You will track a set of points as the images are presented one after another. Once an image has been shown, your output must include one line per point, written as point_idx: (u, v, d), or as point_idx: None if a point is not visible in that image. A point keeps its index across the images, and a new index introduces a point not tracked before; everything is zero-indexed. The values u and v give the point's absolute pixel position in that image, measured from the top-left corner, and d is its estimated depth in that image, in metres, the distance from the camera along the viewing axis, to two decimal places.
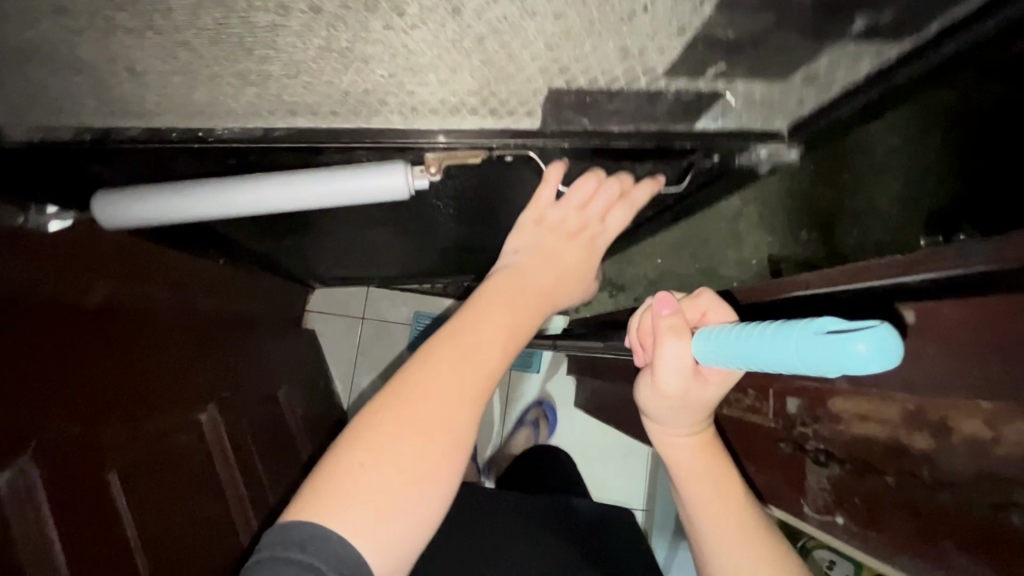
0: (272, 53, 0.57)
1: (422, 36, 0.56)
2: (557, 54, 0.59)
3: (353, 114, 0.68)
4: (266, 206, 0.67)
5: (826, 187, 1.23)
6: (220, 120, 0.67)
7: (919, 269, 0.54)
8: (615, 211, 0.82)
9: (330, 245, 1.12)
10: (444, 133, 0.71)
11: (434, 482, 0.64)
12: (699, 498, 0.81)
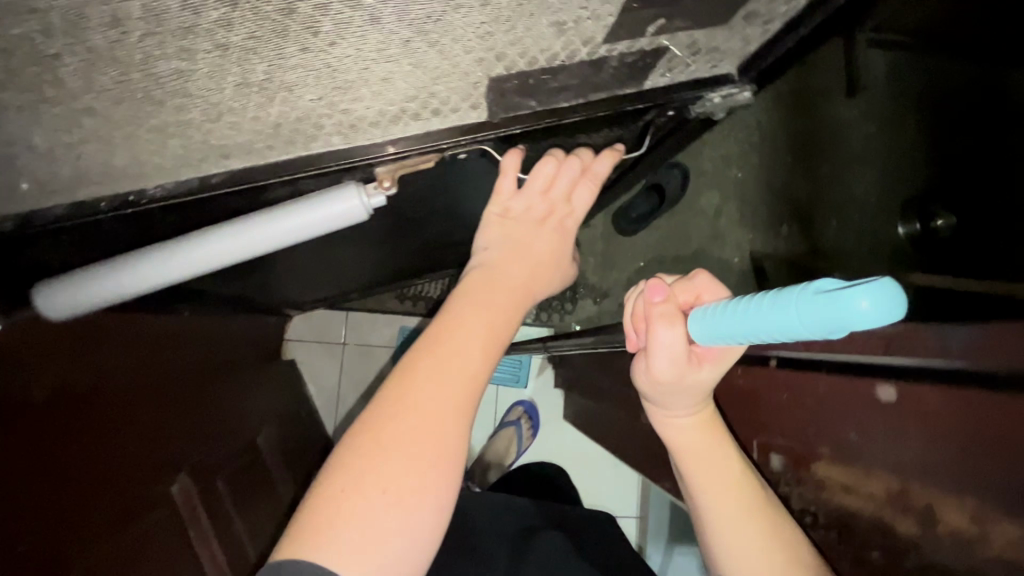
0: (183, 102, 0.42)
1: (346, 49, 0.41)
2: (489, 39, 0.46)
3: (280, 147, 0.52)
4: (225, 254, 0.54)
5: (805, 177, 1.31)
6: (150, 180, 0.51)
7: (900, 350, 0.49)
8: (582, 186, 0.76)
9: (308, 267, 0.99)
10: (393, 142, 0.57)
11: (431, 499, 0.55)
12: (701, 490, 0.67)
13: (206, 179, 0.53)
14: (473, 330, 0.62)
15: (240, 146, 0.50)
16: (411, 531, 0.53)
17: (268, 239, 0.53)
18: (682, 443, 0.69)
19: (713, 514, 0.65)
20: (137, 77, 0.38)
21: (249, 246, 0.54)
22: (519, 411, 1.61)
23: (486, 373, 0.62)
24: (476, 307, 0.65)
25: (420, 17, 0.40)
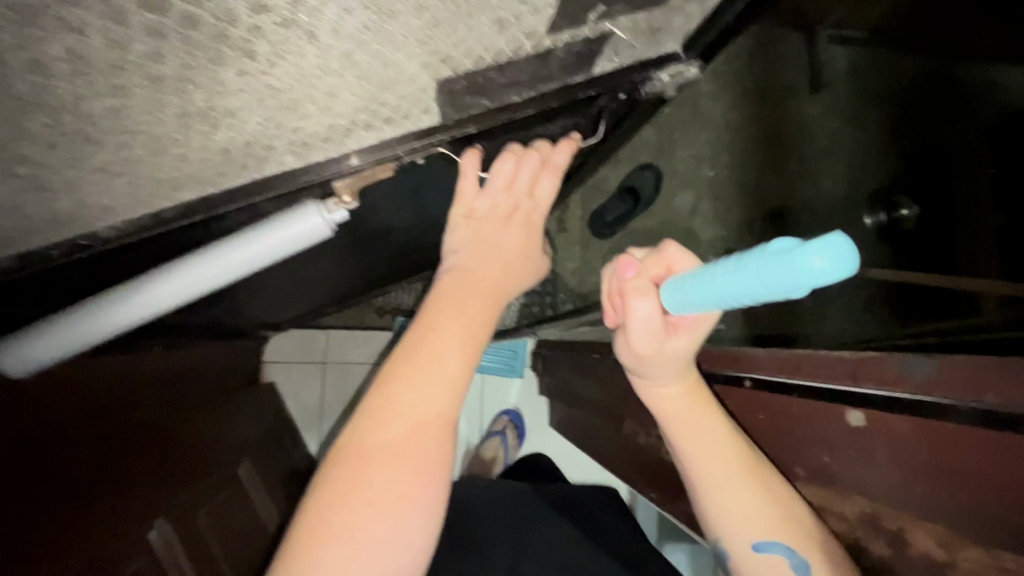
0: (122, 141, 0.40)
1: (287, 69, 0.40)
2: (430, 45, 0.46)
3: (230, 173, 0.50)
4: (196, 291, 0.56)
5: (772, 174, 1.32)
6: (95, 227, 0.48)
7: (863, 380, 0.53)
8: (545, 177, 0.74)
9: (277, 288, 0.95)
10: (355, 154, 0.57)
11: (418, 503, 0.57)
12: (693, 470, 0.67)
13: (159, 212, 0.51)
14: (446, 333, 0.62)
15: (188, 177, 0.48)
16: (402, 530, 0.55)
17: (233, 269, 0.56)
18: (672, 425, 0.68)
19: (707, 491, 0.66)
20: (69, 118, 0.36)
21: (217, 275, 0.56)
22: (504, 420, 1.58)
23: (465, 377, 0.62)
24: (452, 313, 0.63)
25: (357, 31, 0.40)
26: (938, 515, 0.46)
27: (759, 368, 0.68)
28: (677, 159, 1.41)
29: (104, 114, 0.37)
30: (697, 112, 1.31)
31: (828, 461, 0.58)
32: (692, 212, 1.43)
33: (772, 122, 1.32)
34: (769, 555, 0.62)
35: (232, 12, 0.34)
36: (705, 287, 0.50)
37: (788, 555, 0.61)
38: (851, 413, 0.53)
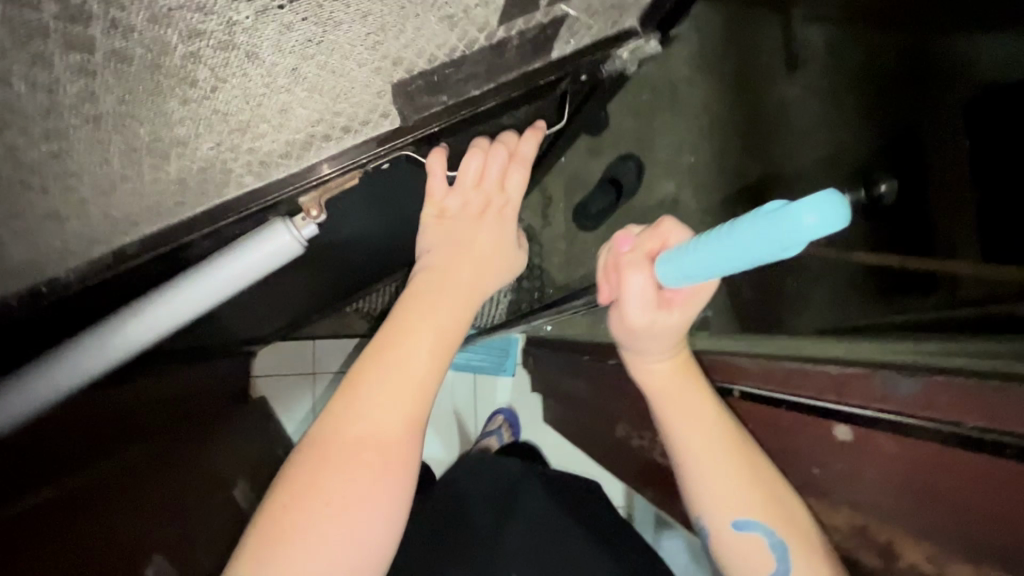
0: (72, 169, 0.42)
1: (232, 92, 0.42)
2: (383, 50, 0.45)
3: (190, 199, 0.48)
4: (163, 324, 0.52)
5: (751, 158, 1.32)
6: (54, 266, 0.47)
7: (850, 398, 0.49)
8: (513, 171, 0.66)
9: (248, 319, 0.86)
10: (326, 160, 0.52)
11: (377, 510, 0.52)
12: (685, 451, 0.59)
13: (121, 249, 0.49)
14: (417, 343, 0.56)
15: (148, 210, 0.47)
16: (359, 537, 0.51)
17: (203, 300, 0.52)
18: (665, 404, 0.60)
19: (700, 472, 0.58)
20: (30, 146, 0.39)
21: (185, 308, 0.52)
22: (499, 419, 1.38)
23: (434, 385, 0.56)
24: (422, 313, 0.58)
25: (298, 43, 0.41)
26: (923, 521, 0.44)
27: (748, 374, 0.63)
28: (658, 148, 1.33)
29: (49, 156, 0.40)
30: (675, 97, 1.32)
31: (817, 472, 0.56)
32: (675, 199, 1.34)
33: (752, 105, 1.30)
34: (749, 536, 0.57)
35: (165, 41, 0.36)
36: (694, 259, 0.45)
37: (767, 535, 0.55)
38: (836, 426, 0.50)
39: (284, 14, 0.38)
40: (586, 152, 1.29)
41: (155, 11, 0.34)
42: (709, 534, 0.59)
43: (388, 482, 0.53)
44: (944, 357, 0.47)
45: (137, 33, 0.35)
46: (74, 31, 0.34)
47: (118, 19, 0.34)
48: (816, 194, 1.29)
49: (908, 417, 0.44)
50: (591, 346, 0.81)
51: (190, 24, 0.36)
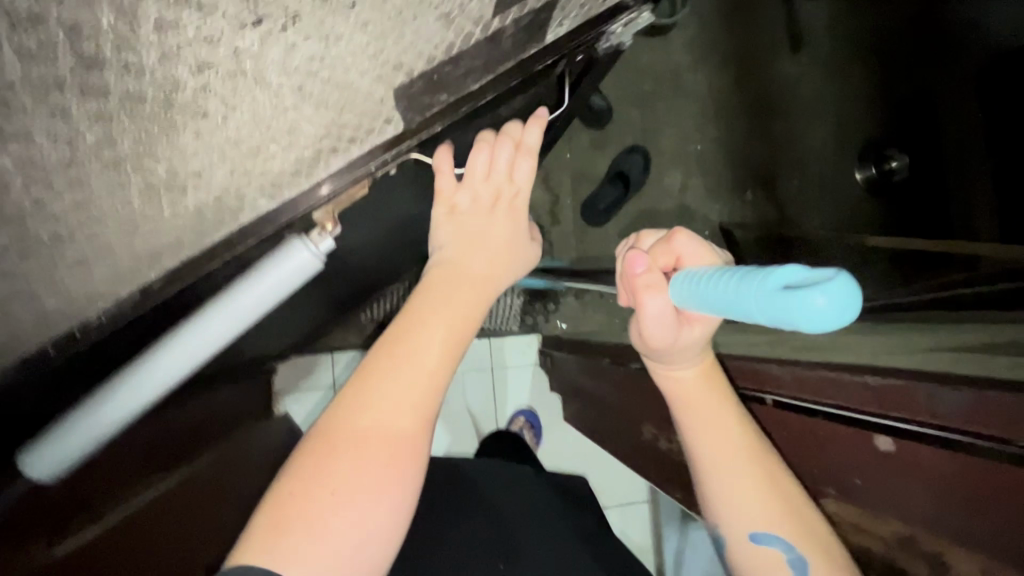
0: (93, 218, 0.41)
1: (242, 118, 0.39)
2: (383, 55, 0.41)
3: (212, 229, 0.45)
4: (182, 370, 0.48)
5: (761, 141, 1.27)
6: (85, 309, 0.47)
7: (892, 411, 0.39)
8: (522, 159, 0.55)
9: (262, 345, 0.82)
10: (325, 181, 0.46)
11: (383, 511, 0.40)
12: (695, 440, 0.48)
13: (144, 291, 0.47)
14: (427, 342, 0.45)
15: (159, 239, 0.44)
16: (356, 549, 0.39)
17: (218, 336, 0.47)
18: (676, 392, 0.50)
19: (718, 471, 0.47)
20: (54, 199, 0.39)
21: (201, 348, 0.47)
22: (519, 421, 1.19)
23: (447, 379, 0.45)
24: (439, 305, 0.47)
25: (304, 62, 0.38)
26: (959, 532, 0.35)
27: (779, 384, 0.49)
28: (664, 137, 1.25)
29: (72, 207, 0.40)
30: (677, 85, 1.25)
31: (859, 485, 0.43)
32: (682, 189, 1.26)
33: (757, 88, 1.26)
34: (764, 546, 0.46)
35: (177, 79, 0.35)
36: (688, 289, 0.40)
37: (785, 549, 0.45)
38: (878, 436, 0.40)
39: (286, 37, 0.36)
40: (589, 146, 1.23)
41: (163, 49, 0.34)
42: (724, 542, 0.48)
43: (398, 475, 0.41)
44: (973, 354, 0.38)
45: (146, 72, 0.34)
46: (87, 78, 0.33)
47: (128, 62, 0.33)
48: (825, 174, 1.27)
49: (958, 436, 0.35)
50: (612, 348, 0.79)
51: (198, 56, 0.35)
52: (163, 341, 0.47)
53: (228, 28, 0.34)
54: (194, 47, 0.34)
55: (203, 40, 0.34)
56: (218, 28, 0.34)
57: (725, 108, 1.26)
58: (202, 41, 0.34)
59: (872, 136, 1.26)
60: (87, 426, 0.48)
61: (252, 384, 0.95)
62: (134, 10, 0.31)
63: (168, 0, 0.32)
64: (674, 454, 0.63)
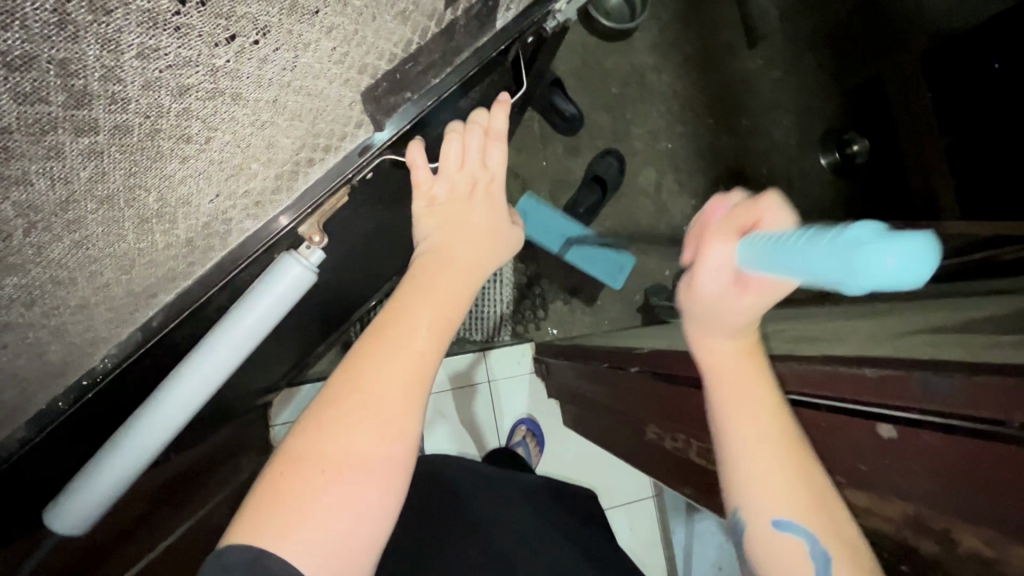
0: (91, 255, 0.34)
1: (224, 139, 0.33)
2: (349, 59, 0.36)
3: (201, 257, 0.42)
4: (190, 407, 0.45)
5: (728, 134, 1.30)
6: (92, 355, 0.44)
7: (893, 400, 0.34)
8: (492, 146, 0.54)
9: (257, 383, 0.79)
10: (284, 212, 0.44)
11: (373, 490, 0.39)
12: (726, 408, 0.44)
13: (149, 326, 0.45)
14: (414, 327, 0.44)
15: (164, 281, 0.42)
16: (346, 529, 0.38)
17: (227, 364, 0.45)
18: (714, 362, 0.46)
19: (751, 442, 0.42)
20: (53, 242, 0.31)
21: (212, 380, 0.45)
22: (521, 430, 1.20)
23: (435, 367, 0.45)
24: (427, 289, 0.47)
25: (277, 75, 0.32)
26: (965, 516, 0.30)
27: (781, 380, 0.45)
28: (634, 137, 1.28)
29: (70, 247, 0.32)
30: (642, 86, 1.28)
31: (865, 472, 0.38)
32: (657, 187, 1.29)
33: (717, 82, 1.30)
34: (787, 537, 0.40)
35: (160, 105, 0.28)
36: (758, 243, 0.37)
37: (808, 541, 0.39)
38: (878, 422, 0.35)
39: (259, 50, 0.30)
40: (563, 151, 1.25)
41: (147, 77, 0.26)
42: (744, 527, 0.42)
43: (391, 473, 0.41)
44: (958, 343, 0.34)
45: (133, 103, 0.27)
46: (78, 116, 0.26)
47: (115, 93, 0.26)
48: (792, 160, 1.31)
49: (951, 420, 0.30)
50: (608, 352, 0.81)
51: (179, 79, 0.27)
52: (167, 379, 0.45)
53: (202, 48, 0.27)
54: (177, 70, 0.27)
55: (183, 61, 0.27)
56: (195, 49, 0.27)
57: (688, 103, 1.29)
58: (180, 64, 0.27)
59: (832, 124, 1.31)
60: (98, 487, 0.44)
61: (249, 421, 0.92)
62: (117, 40, 0.24)
63: (147, 23, 0.24)
64: (681, 453, 0.64)
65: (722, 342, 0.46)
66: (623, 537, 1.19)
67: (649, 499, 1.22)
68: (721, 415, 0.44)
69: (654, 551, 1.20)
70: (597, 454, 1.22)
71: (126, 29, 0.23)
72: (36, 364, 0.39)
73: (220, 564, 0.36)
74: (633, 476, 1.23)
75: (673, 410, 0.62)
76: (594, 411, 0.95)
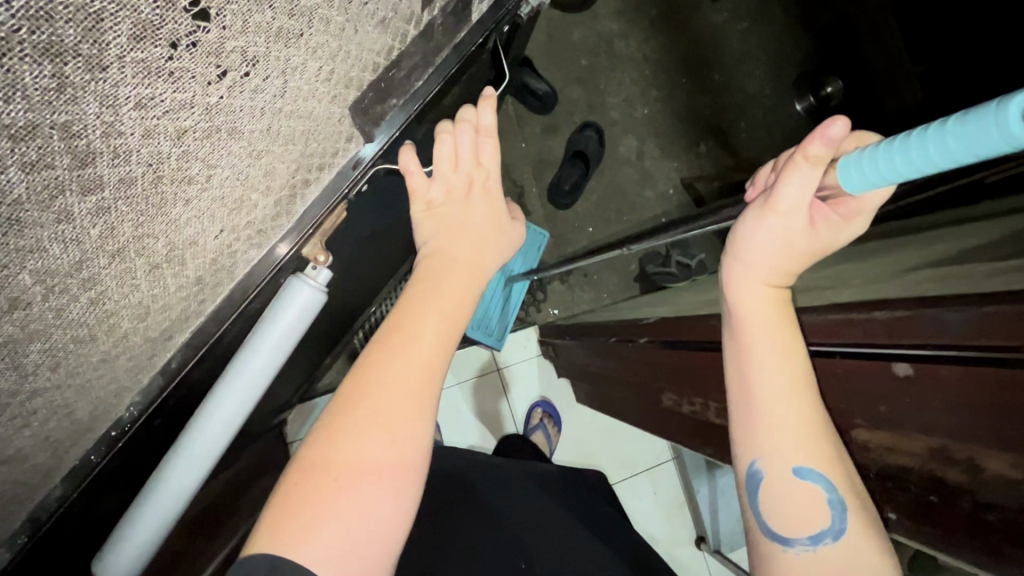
0: (107, 309, 0.34)
1: (225, 174, 0.34)
2: (335, 75, 0.38)
3: (212, 293, 0.42)
4: (220, 441, 0.45)
5: (703, 92, 1.30)
6: (118, 406, 0.43)
7: (904, 339, 0.34)
8: (484, 143, 0.52)
9: (274, 404, 0.79)
10: (282, 239, 0.45)
11: (388, 494, 0.40)
12: (756, 351, 0.41)
13: (168, 368, 0.45)
14: (420, 331, 0.45)
15: (178, 321, 0.41)
16: (360, 535, 0.38)
17: (252, 393, 0.45)
18: (742, 296, 0.43)
19: (786, 389, 0.40)
20: (70, 303, 0.31)
21: (238, 410, 0.45)
22: (537, 412, 1.21)
23: (444, 369, 0.45)
24: (429, 292, 0.47)
25: (269, 103, 0.34)
26: (975, 440, 0.31)
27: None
28: (611, 108, 1.27)
29: (86, 305, 0.32)
30: (612, 55, 1.26)
31: (885, 413, 0.37)
32: (639, 155, 1.28)
33: (686, 41, 1.29)
34: (806, 485, 0.39)
35: (161, 152, 0.29)
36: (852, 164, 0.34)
37: (826, 488, 0.38)
38: (895, 362, 0.35)
39: (250, 82, 0.31)
40: (541, 131, 1.24)
41: (146, 125, 0.27)
42: (762, 476, 0.40)
43: (406, 478, 0.41)
44: (956, 275, 0.35)
45: (135, 155, 0.28)
46: (84, 175, 0.26)
47: (117, 147, 0.26)
48: (769, 111, 1.31)
49: (963, 351, 0.31)
50: (615, 327, 0.81)
51: (177, 123, 0.29)
52: (193, 418, 0.45)
53: (197, 89, 0.28)
54: (174, 115, 0.28)
55: (178, 106, 0.28)
56: (189, 91, 0.28)
57: (660, 66, 1.28)
58: (176, 108, 0.28)
59: (803, 69, 1.30)
60: (141, 532, 0.44)
61: (268, 443, 0.92)
62: (115, 94, 0.24)
63: (142, 73, 0.25)
64: (699, 416, 0.65)
65: (758, 275, 0.43)
66: (647, 501, 1.22)
67: (667, 460, 1.24)
68: (756, 359, 0.41)
69: (680, 512, 1.22)
70: (612, 425, 1.24)
71: (122, 82, 0.24)
72: (67, 425, 0.39)
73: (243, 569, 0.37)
74: (650, 441, 1.25)
75: (687, 375, 0.63)
76: (606, 385, 0.96)
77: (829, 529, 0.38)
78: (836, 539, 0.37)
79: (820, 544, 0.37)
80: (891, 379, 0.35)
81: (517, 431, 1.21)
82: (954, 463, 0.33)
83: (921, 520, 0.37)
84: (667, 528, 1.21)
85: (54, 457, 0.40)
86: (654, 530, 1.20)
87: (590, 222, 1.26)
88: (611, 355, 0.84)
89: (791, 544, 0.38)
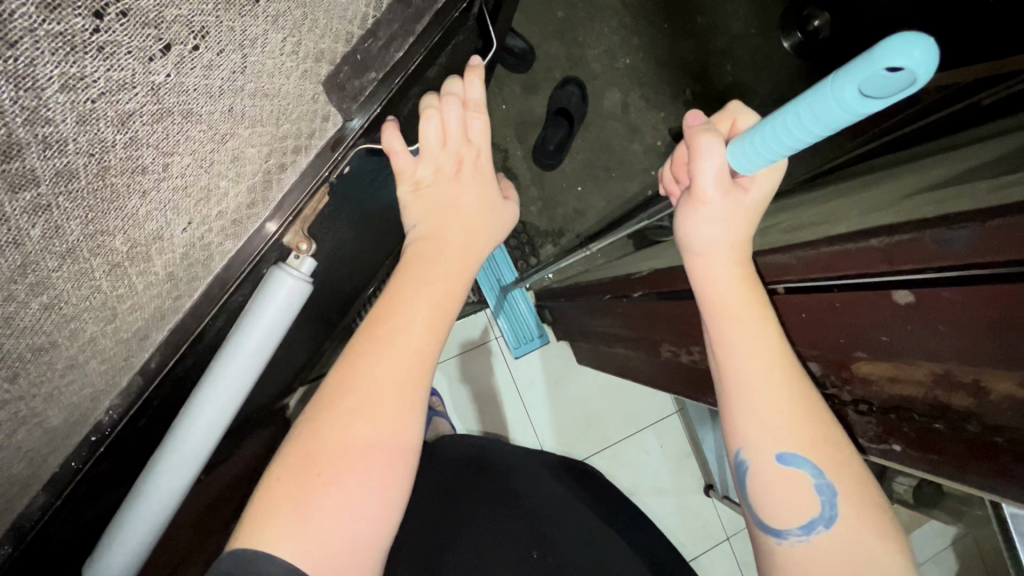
0: (67, 314, 0.33)
1: (185, 162, 0.33)
2: (302, 48, 0.36)
3: (187, 288, 0.40)
4: (210, 438, 0.45)
5: (686, 36, 1.25)
6: (93, 412, 0.42)
7: (907, 265, 0.32)
8: (473, 117, 0.49)
9: (277, 389, 0.79)
10: (268, 218, 0.43)
11: (376, 482, 0.40)
12: (729, 348, 0.42)
13: (149, 368, 0.44)
14: (409, 321, 0.44)
15: (153, 320, 0.40)
16: (346, 526, 0.39)
17: (238, 390, 0.44)
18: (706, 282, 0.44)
19: (765, 380, 0.40)
20: (20, 311, 0.30)
21: (226, 409, 0.44)
22: None
23: (436, 354, 0.45)
24: (419, 278, 0.46)
25: (228, 80, 0.32)
26: (990, 363, 0.30)
27: (788, 271, 0.42)
28: (592, 61, 1.22)
29: (40, 312, 0.31)
30: (589, 4, 1.21)
31: (886, 343, 0.36)
32: (624, 108, 1.24)
33: None
34: (794, 471, 0.39)
35: (104, 140, 0.27)
36: (740, 146, 0.38)
37: (812, 474, 0.39)
38: (893, 289, 0.33)
39: (201, 55, 0.29)
40: (521, 91, 1.20)
41: (80, 110, 0.26)
42: (748, 465, 0.41)
43: (394, 463, 0.41)
44: (955, 195, 0.33)
45: (71, 144, 0.26)
46: (10, 170, 0.25)
47: (46, 135, 0.25)
48: (754, 50, 1.26)
49: (973, 271, 0.29)
50: (609, 284, 0.81)
51: (119, 107, 0.27)
52: (179, 421, 0.44)
53: (136, 66, 0.27)
54: (113, 97, 0.27)
55: (117, 85, 0.26)
56: (127, 69, 0.26)
57: (640, 12, 1.23)
58: (114, 89, 0.26)
59: (787, 4, 1.25)
60: (135, 534, 0.44)
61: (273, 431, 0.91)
62: (32, 75, 0.23)
63: (63, 49, 0.24)
64: (698, 365, 0.63)
65: (718, 260, 0.43)
66: (655, 452, 1.23)
67: (670, 412, 1.25)
68: (729, 353, 0.42)
69: (688, 461, 1.24)
70: (614, 382, 1.25)
71: (38, 60, 0.23)
72: (41, 434, 0.38)
73: (237, 557, 0.37)
74: (652, 394, 1.25)
75: (685, 325, 0.61)
76: (603, 343, 0.95)
77: (820, 518, 0.38)
78: (828, 527, 0.38)
79: (813, 533, 0.38)
80: (893, 312, 0.34)
81: (519, 396, 1.21)
82: (959, 388, 0.33)
83: (926, 449, 0.36)
84: (676, 478, 1.23)
85: (31, 467, 0.39)
86: (662, 481, 1.22)
87: (578, 181, 1.23)
88: (608, 313, 0.83)
89: (784, 536, 0.39)
